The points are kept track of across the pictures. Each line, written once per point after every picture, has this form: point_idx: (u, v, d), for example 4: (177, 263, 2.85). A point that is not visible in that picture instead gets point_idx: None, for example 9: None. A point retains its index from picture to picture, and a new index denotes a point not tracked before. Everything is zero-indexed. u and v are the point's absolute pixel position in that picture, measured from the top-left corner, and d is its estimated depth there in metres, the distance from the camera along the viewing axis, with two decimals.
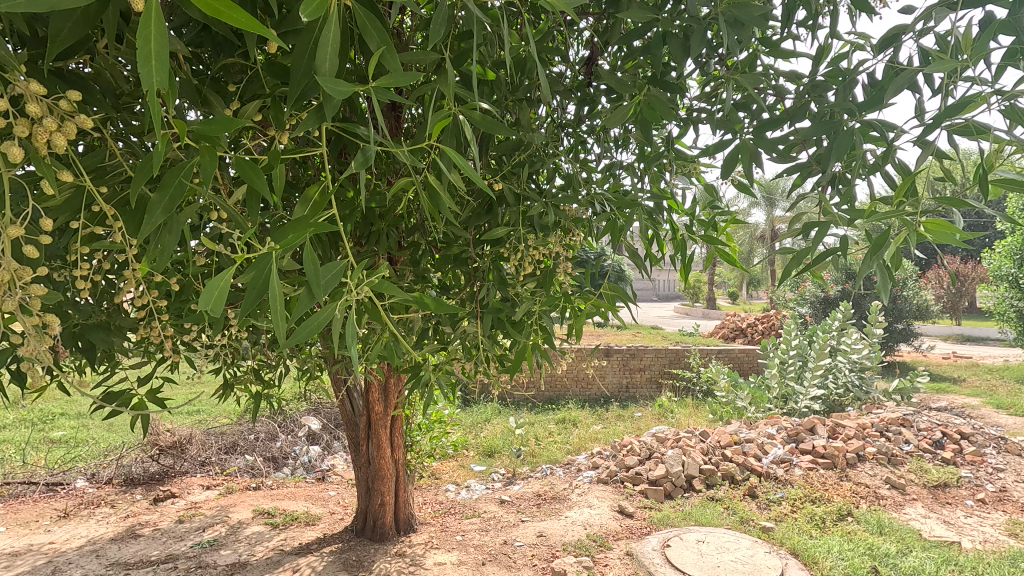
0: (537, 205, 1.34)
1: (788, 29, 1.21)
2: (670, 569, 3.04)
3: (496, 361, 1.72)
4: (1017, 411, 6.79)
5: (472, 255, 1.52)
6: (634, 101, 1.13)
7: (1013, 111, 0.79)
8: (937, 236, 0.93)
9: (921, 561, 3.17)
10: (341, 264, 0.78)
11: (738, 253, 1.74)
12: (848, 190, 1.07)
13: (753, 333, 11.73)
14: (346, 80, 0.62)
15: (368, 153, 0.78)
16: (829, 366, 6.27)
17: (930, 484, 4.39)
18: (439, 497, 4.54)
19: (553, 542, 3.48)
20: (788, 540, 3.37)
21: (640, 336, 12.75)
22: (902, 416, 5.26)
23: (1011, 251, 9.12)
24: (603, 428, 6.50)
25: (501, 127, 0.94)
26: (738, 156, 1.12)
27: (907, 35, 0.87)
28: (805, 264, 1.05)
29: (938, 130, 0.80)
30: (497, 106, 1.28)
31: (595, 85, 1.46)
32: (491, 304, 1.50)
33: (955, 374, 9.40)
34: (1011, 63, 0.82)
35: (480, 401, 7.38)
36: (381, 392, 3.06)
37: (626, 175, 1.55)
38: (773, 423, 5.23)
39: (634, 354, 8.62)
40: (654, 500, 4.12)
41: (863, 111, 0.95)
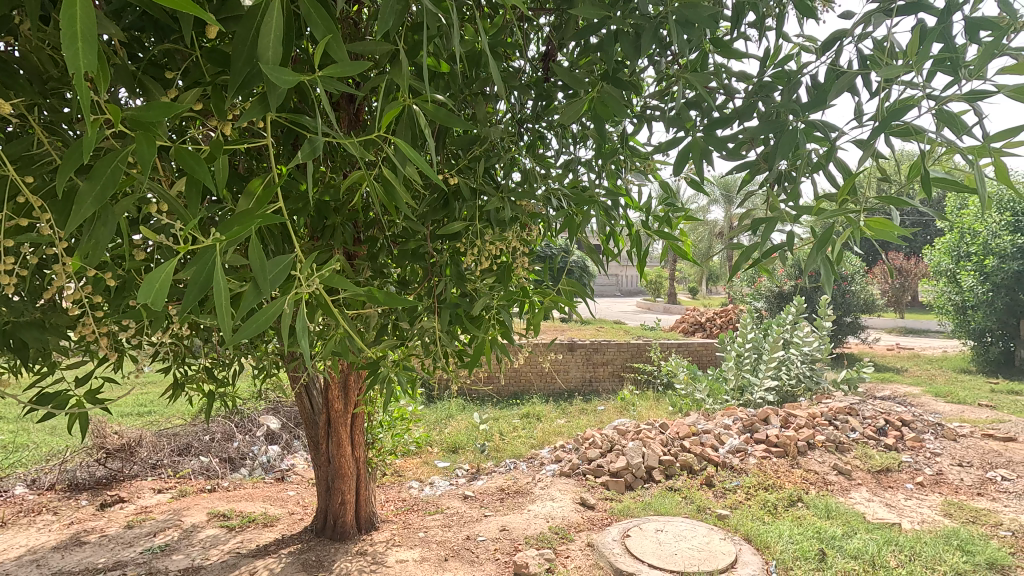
0: (493, 200, 1.34)
1: (738, 29, 1.25)
2: (629, 559, 3.10)
3: (454, 357, 1.71)
4: (953, 400, 7.21)
5: (429, 250, 1.51)
6: (587, 97, 1.14)
7: (945, 114, 0.83)
8: (877, 234, 1.01)
9: (864, 542, 3.32)
10: (289, 259, 0.76)
11: (691, 248, 1.78)
12: (793, 188, 1.12)
13: (712, 327, 12.04)
14: (291, 69, 0.61)
15: (315, 145, 0.76)
16: (782, 359, 6.51)
17: (873, 469, 4.62)
18: (401, 494, 4.50)
19: (515, 536, 3.50)
20: (742, 526, 3.50)
21: (604, 331, 12.93)
22: (849, 405, 5.50)
23: (949, 247, 9.70)
24: (566, 422, 6.57)
25: (454, 120, 0.93)
26: (689, 153, 1.15)
27: (848, 39, 0.91)
28: (750, 260, 1.09)
29: (879, 131, 0.84)
30: (454, 100, 1.27)
31: (552, 81, 1.46)
32: (448, 299, 1.49)
33: (897, 364, 9.89)
34: (941, 69, 0.87)
35: (444, 397, 7.34)
36: (341, 389, 3.04)
37: (584, 170, 1.56)
38: (729, 415, 5.39)
39: (596, 349, 8.73)
40: (615, 491, 4.18)
41: (806, 112, 0.99)
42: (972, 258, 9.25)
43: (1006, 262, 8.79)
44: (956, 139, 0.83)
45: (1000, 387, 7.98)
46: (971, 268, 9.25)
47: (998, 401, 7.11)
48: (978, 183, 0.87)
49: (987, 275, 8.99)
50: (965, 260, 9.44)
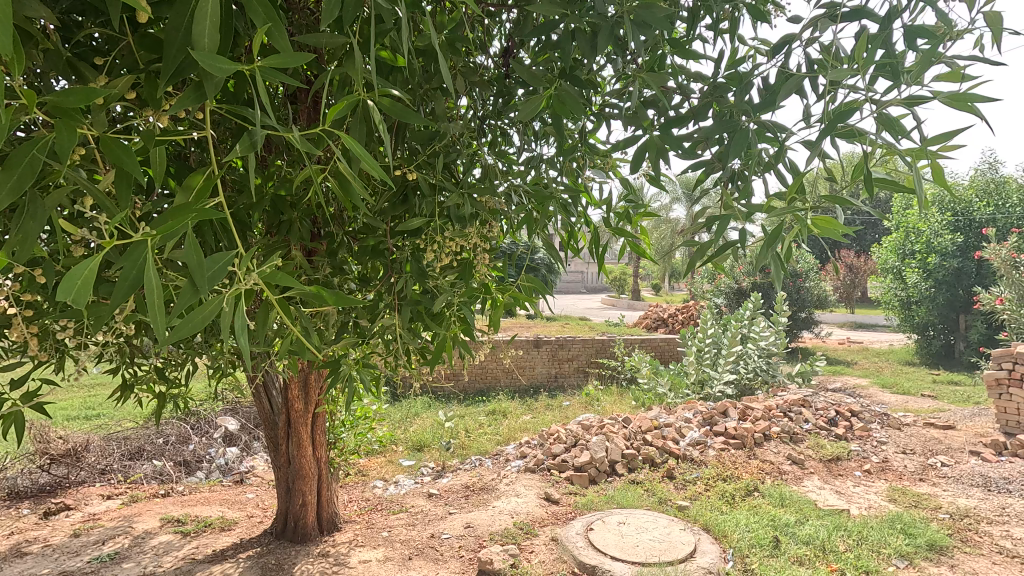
0: (453, 196, 1.32)
1: (693, 30, 1.27)
2: (592, 552, 3.15)
3: (416, 354, 1.69)
4: (899, 391, 7.57)
5: (389, 246, 1.48)
6: (545, 94, 1.14)
7: (887, 117, 0.87)
8: (824, 232, 1.05)
9: (815, 529, 3.46)
10: (228, 256, 0.74)
11: (650, 245, 1.81)
12: (745, 187, 1.15)
13: (674, 323, 12.29)
14: (229, 58, 0.59)
15: (256, 138, 0.74)
16: (740, 353, 6.70)
17: (825, 458, 4.81)
18: (365, 494, 4.44)
19: (479, 533, 3.50)
20: (701, 517, 3.59)
21: (569, 328, 13.05)
22: (802, 397, 5.71)
23: (895, 246, 10.16)
24: (532, 417, 6.61)
25: (411, 116, 0.91)
26: (646, 152, 1.17)
27: (796, 43, 0.94)
28: (705, 258, 1.12)
29: (826, 133, 0.87)
30: (412, 95, 1.26)
31: (513, 77, 1.46)
32: (409, 296, 1.46)
33: (848, 358, 10.33)
34: (882, 75, 0.91)
35: (408, 395, 7.28)
36: (302, 388, 2.98)
37: (546, 168, 1.57)
38: (690, 409, 5.53)
39: (562, 345, 8.80)
40: (578, 486, 4.23)
41: (757, 113, 1.02)
42: (916, 256, 9.74)
43: (947, 260, 9.29)
44: (895, 142, 0.86)
45: (940, 378, 8.43)
46: (915, 265, 9.72)
47: (938, 390, 7.52)
48: (915, 184, 0.91)
49: (930, 272, 9.47)
50: (910, 257, 9.90)
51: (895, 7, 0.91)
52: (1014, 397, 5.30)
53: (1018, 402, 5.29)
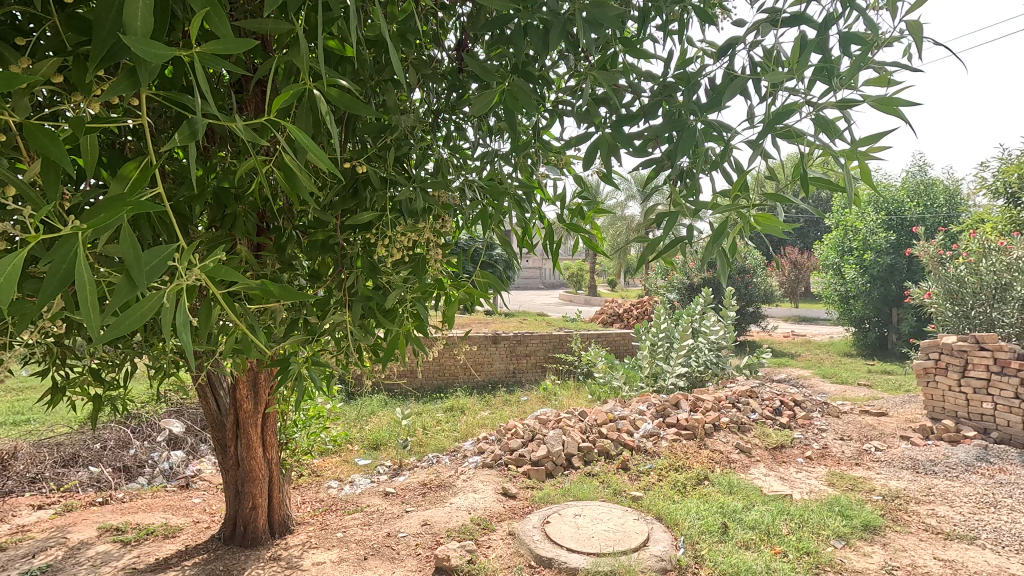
0: (403, 189, 1.30)
1: (643, 31, 1.30)
2: (548, 544, 3.18)
3: (369, 351, 1.66)
4: (838, 381, 7.98)
5: (340, 241, 1.44)
6: (497, 89, 1.14)
7: (823, 119, 0.91)
8: (765, 229, 1.09)
9: (761, 514, 3.61)
10: (167, 251, 0.71)
11: (603, 241, 1.84)
12: (693, 184, 1.18)
13: (629, 317, 12.53)
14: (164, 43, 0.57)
15: (195, 127, 0.72)
16: (692, 347, 6.91)
17: (770, 446, 5.03)
18: (319, 495, 4.34)
19: (436, 530, 3.48)
20: (654, 506, 3.68)
21: (526, 324, 13.11)
22: (750, 388, 5.95)
23: (835, 243, 10.68)
24: (490, 413, 6.61)
25: (359, 107, 0.90)
26: (598, 149, 1.18)
27: (740, 46, 0.97)
28: (655, 254, 1.14)
29: (767, 133, 0.90)
30: (362, 86, 1.24)
31: (466, 71, 1.45)
32: (360, 292, 1.42)
33: (792, 350, 10.81)
34: (820, 79, 0.95)
35: (364, 393, 7.16)
36: (250, 388, 2.88)
37: (501, 163, 1.56)
38: (644, 401, 5.67)
39: (520, 340, 8.84)
40: (535, 479, 4.27)
41: (705, 113, 1.05)
42: (854, 253, 10.26)
43: (882, 256, 9.84)
44: (829, 143, 0.90)
45: (875, 367, 8.94)
46: (853, 261, 10.25)
47: (873, 380, 7.97)
48: (847, 183, 0.96)
49: (866, 268, 10.01)
50: (849, 254, 10.43)
51: (831, 15, 0.95)
52: (941, 384, 5.66)
53: (944, 389, 5.66)
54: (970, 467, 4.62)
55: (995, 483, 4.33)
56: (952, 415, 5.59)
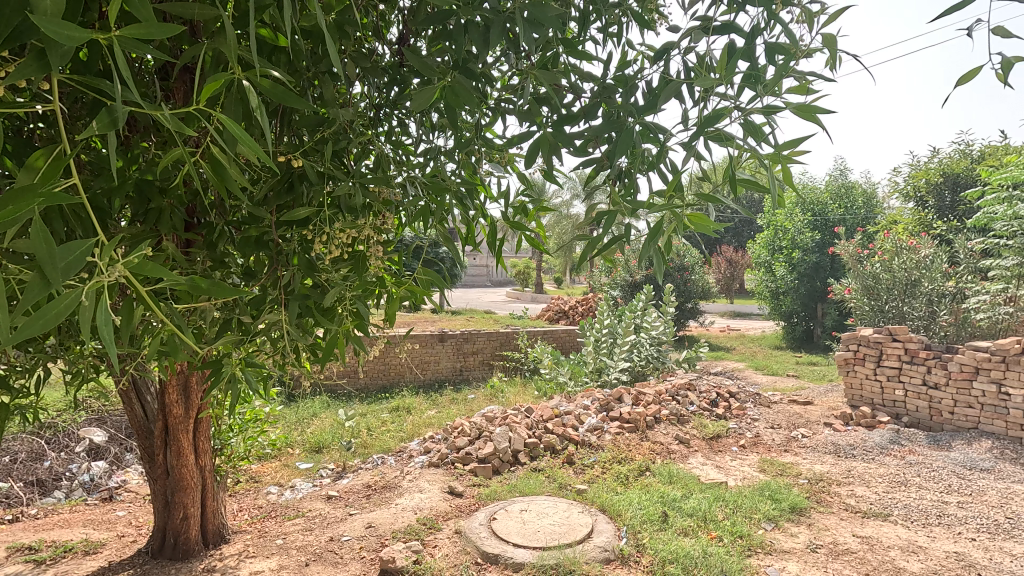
0: (341, 184, 1.27)
1: (584, 33, 1.33)
2: (495, 541, 3.20)
3: (307, 352, 1.61)
4: (770, 373, 8.43)
5: (275, 237, 1.39)
6: (437, 85, 1.13)
7: (751, 124, 0.95)
8: (698, 228, 1.14)
9: (698, 501, 3.76)
10: (86, 244, 0.66)
11: (546, 239, 1.86)
12: (631, 184, 1.22)
13: (574, 314, 12.74)
14: (80, 25, 0.55)
15: (117, 116, 0.68)
16: (634, 342, 7.11)
17: (707, 436, 5.25)
18: (258, 501, 4.18)
19: (381, 532, 3.42)
20: (598, 498, 3.76)
21: (473, 321, 13.10)
22: (688, 381, 6.19)
23: (766, 242, 11.28)
24: (436, 412, 6.56)
25: (294, 99, 0.87)
26: (539, 148, 1.20)
27: (674, 51, 1.01)
28: (596, 252, 1.16)
29: (699, 136, 0.94)
30: (296, 77, 1.20)
31: (408, 66, 1.43)
32: (296, 290, 1.37)
33: (727, 344, 11.32)
34: (748, 86, 1.00)
35: (306, 395, 6.94)
36: (180, 392, 2.73)
37: (444, 160, 1.55)
38: (588, 396, 5.79)
39: (467, 338, 8.81)
40: (482, 477, 4.27)
41: (642, 115, 1.08)
42: (784, 251, 10.87)
43: (808, 255, 10.46)
44: (755, 146, 0.96)
45: (802, 359, 9.51)
46: (782, 259, 10.86)
47: (800, 371, 8.48)
48: (771, 184, 1.02)
49: (794, 266, 10.61)
50: (778, 252, 11.04)
51: (756, 26, 1.00)
52: (859, 373, 6.07)
53: (862, 378, 6.08)
54: (884, 450, 5.00)
55: (905, 464, 4.70)
56: (868, 402, 6.02)
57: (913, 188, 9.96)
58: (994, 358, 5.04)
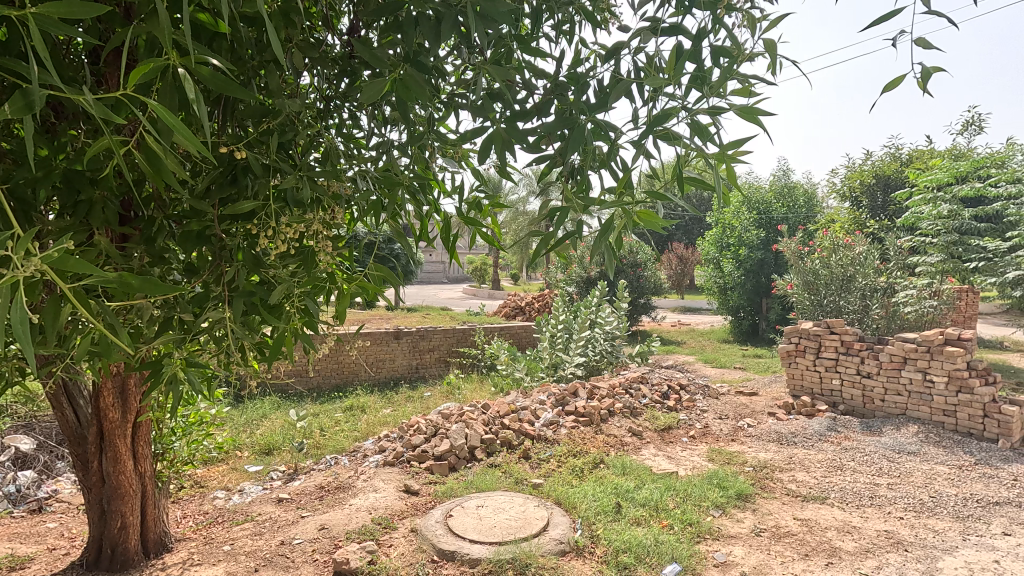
0: (287, 176, 1.22)
1: (537, 29, 1.33)
2: (451, 537, 3.19)
3: (254, 351, 1.55)
4: (717, 366, 8.73)
5: (217, 232, 1.33)
6: (388, 77, 1.10)
7: (698, 125, 0.98)
8: (646, 224, 1.17)
9: (650, 491, 3.86)
10: None
11: (500, 235, 1.86)
12: (582, 182, 1.23)
13: (531, 310, 12.82)
14: None
15: (35, 102, 0.64)
16: (589, 337, 7.23)
17: (659, 428, 5.40)
18: (203, 507, 4.01)
19: (335, 533, 3.35)
20: (554, 492, 3.82)
21: (429, 318, 12.97)
22: (641, 375, 6.34)
23: (715, 239, 11.69)
24: (392, 411, 6.48)
25: (234, 88, 0.83)
26: (492, 144, 1.19)
27: (624, 50, 1.03)
28: (550, 248, 1.17)
29: (648, 135, 0.96)
30: (240, 66, 1.16)
31: (358, 58, 1.40)
32: (241, 286, 1.32)
33: (678, 338, 11.65)
34: (696, 87, 1.03)
35: (255, 397, 6.71)
36: (117, 395, 2.58)
37: (396, 154, 1.53)
38: (544, 392, 5.84)
39: (423, 336, 8.72)
40: (438, 474, 4.25)
41: (593, 114, 1.09)
42: (731, 248, 11.29)
43: (753, 251, 10.90)
44: (701, 145, 0.98)
45: (748, 352, 9.89)
46: (730, 256, 11.27)
47: (746, 363, 8.83)
48: (715, 182, 1.06)
49: (741, 262, 11.02)
50: (726, 249, 11.46)
51: (703, 28, 1.03)
52: (800, 365, 6.38)
53: (802, 369, 6.38)
54: (822, 437, 5.27)
55: (841, 450, 4.98)
56: (808, 391, 6.32)
57: (849, 189, 10.53)
58: (920, 348, 5.40)
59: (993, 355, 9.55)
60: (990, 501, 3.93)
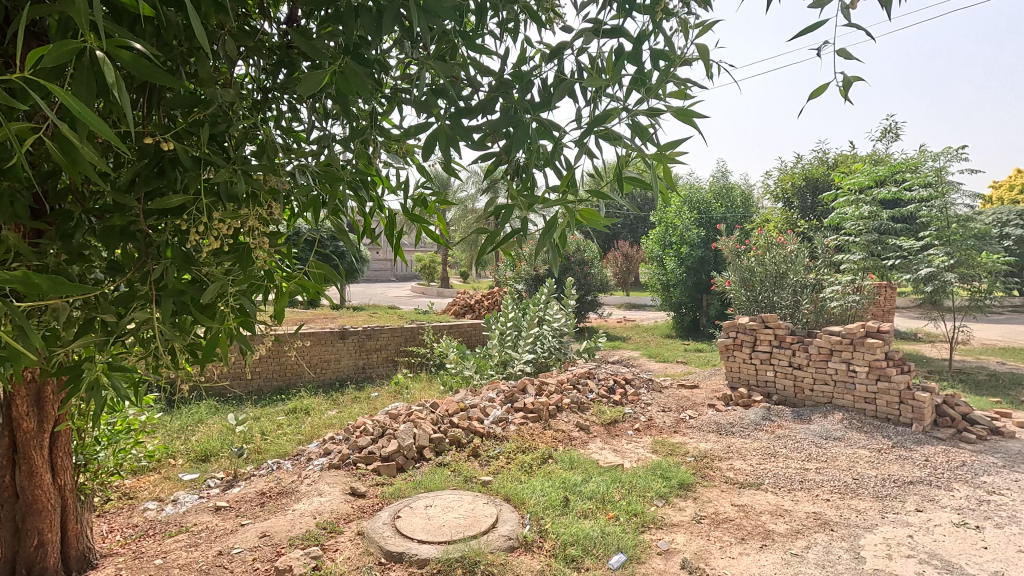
0: (220, 170, 1.17)
1: (482, 27, 1.33)
2: (399, 539, 3.15)
3: (187, 353, 1.47)
4: (661, 360, 9.03)
5: (143, 228, 1.25)
6: (328, 70, 1.07)
7: (639, 126, 1.01)
8: (589, 223, 1.19)
9: (597, 484, 3.94)
10: None
11: (446, 232, 1.84)
12: (528, 180, 1.23)
13: (480, 308, 12.80)
14: None
15: None
16: (537, 334, 7.29)
17: (605, 422, 5.52)
18: (133, 519, 3.78)
19: (277, 540, 3.23)
20: (503, 488, 3.83)
21: (376, 317, 12.73)
22: (588, 371, 6.47)
23: (658, 238, 12.07)
24: (337, 412, 6.32)
25: (159, 76, 0.79)
26: (437, 140, 1.18)
27: (568, 51, 1.04)
28: (496, 246, 1.17)
29: (590, 135, 0.98)
30: (167, 52, 1.10)
31: (297, 49, 1.36)
32: (170, 286, 1.24)
33: (624, 334, 11.95)
34: (636, 89, 1.06)
35: (190, 401, 6.39)
36: (33, 403, 2.39)
37: (338, 148, 1.49)
38: (493, 389, 5.85)
39: (370, 335, 8.54)
40: (386, 476, 4.19)
41: (538, 113, 1.10)
42: (673, 246, 11.68)
43: (694, 249, 11.31)
44: (641, 146, 1.01)
45: (690, 347, 10.27)
46: (672, 254, 11.66)
47: (688, 357, 9.16)
48: (653, 183, 1.09)
49: (683, 260, 11.41)
50: (669, 248, 11.85)
51: (643, 32, 1.06)
52: (737, 358, 6.68)
53: (739, 362, 6.69)
54: (758, 426, 5.54)
55: (774, 438, 5.24)
56: (745, 383, 6.63)
57: (781, 190, 11.10)
58: (845, 341, 5.76)
59: (908, 346, 10.32)
60: (905, 481, 4.25)
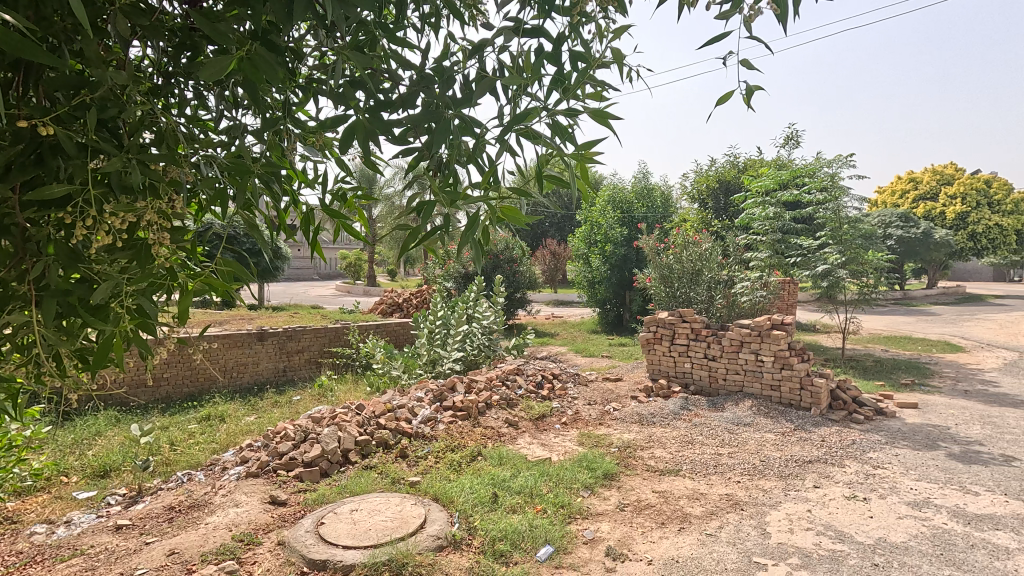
0: (112, 157, 1.07)
1: (401, 20, 1.30)
2: (322, 546, 3.04)
3: (76, 359, 1.34)
4: (587, 355, 9.27)
5: (20, 222, 1.11)
6: (235, 56, 1.01)
7: (558, 125, 1.03)
8: (511, 219, 1.19)
9: (525, 479, 3.99)
10: None
11: (367, 228, 1.78)
12: (450, 177, 1.22)
13: (408, 307, 12.59)
14: None
15: None
16: (466, 332, 7.26)
17: (534, 417, 5.60)
18: (16, 546, 3.40)
19: (188, 557, 3.02)
20: (431, 488, 3.79)
21: (299, 318, 12.20)
22: (517, 367, 6.54)
23: (584, 236, 12.38)
24: (255, 418, 6.00)
25: (40, 55, 0.73)
26: (355, 133, 1.14)
27: (488, 48, 1.05)
28: (419, 243, 1.15)
29: (511, 132, 0.99)
30: (44, 27, 0.99)
31: (201, 32, 1.27)
32: (55, 286, 1.12)
33: (552, 330, 12.17)
34: (556, 89, 1.08)
35: (85, 413, 5.83)
36: None
37: (248, 139, 1.40)
38: (421, 389, 5.77)
39: (291, 336, 8.17)
40: (309, 481, 4.03)
41: (460, 109, 1.09)
42: (598, 244, 12.02)
43: (617, 247, 11.69)
44: (559, 145, 1.03)
45: (614, 341, 10.62)
46: (597, 252, 12.00)
47: (613, 352, 9.48)
48: (572, 181, 1.11)
49: (607, 257, 11.78)
50: (594, 245, 12.19)
51: (561, 34, 1.09)
52: (658, 351, 6.98)
53: (660, 355, 7.00)
54: (677, 416, 5.83)
55: (692, 426, 5.54)
56: (665, 374, 6.95)
57: (697, 191, 11.72)
58: (753, 333, 6.17)
59: (809, 337, 11.22)
60: (805, 460, 4.63)
